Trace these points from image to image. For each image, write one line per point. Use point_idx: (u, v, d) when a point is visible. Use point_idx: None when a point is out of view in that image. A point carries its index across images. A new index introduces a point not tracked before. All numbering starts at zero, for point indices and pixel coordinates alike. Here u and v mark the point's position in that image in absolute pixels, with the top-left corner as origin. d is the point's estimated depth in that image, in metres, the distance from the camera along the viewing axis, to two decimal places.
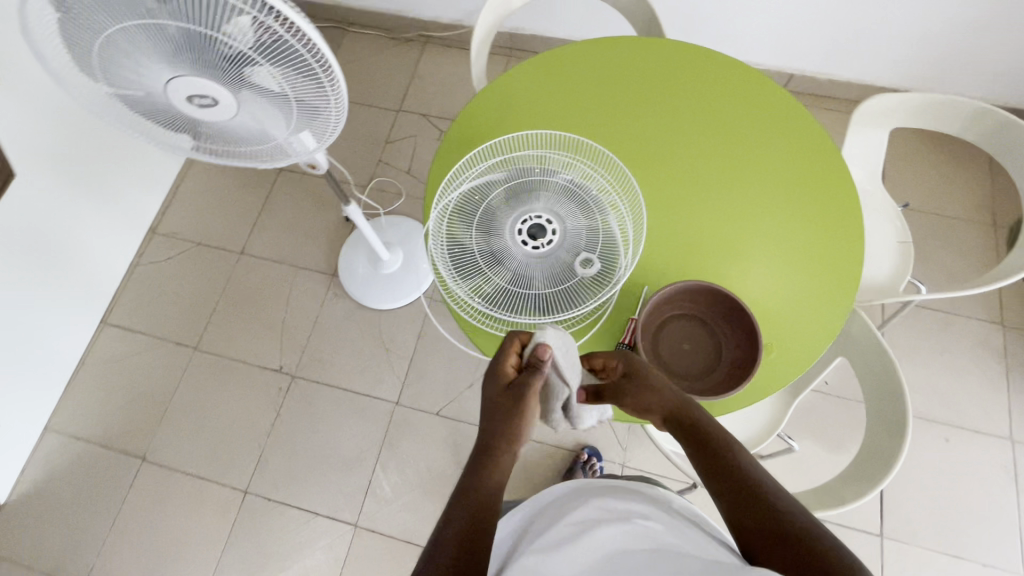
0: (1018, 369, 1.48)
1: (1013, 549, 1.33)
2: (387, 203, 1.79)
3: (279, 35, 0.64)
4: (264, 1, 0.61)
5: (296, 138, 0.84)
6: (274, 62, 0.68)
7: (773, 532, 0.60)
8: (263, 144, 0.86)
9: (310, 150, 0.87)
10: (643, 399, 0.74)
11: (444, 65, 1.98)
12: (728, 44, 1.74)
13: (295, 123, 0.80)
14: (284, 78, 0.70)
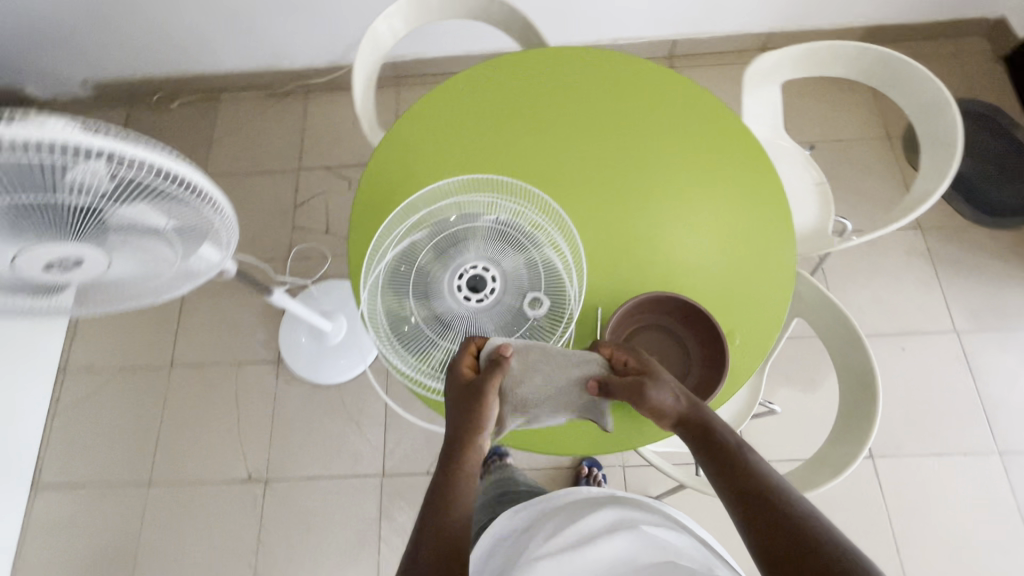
0: (943, 264, 1.59)
1: (983, 431, 1.43)
2: (315, 269, 1.69)
3: (136, 175, 0.57)
4: (106, 147, 0.53)
5: (190, 264, 0.76)
6: (139, 201, 0.60)
7: (788, 532, 0.58)
8: (153, 281, 0.76)
9: (209, 269, 0.79)
10: (656, 401, 0.71)
11: (334, 110, 1.88)
12: (609, 25, 1.75)
13: (183, 250, 0.72)
14: (156, 212, 0.62)
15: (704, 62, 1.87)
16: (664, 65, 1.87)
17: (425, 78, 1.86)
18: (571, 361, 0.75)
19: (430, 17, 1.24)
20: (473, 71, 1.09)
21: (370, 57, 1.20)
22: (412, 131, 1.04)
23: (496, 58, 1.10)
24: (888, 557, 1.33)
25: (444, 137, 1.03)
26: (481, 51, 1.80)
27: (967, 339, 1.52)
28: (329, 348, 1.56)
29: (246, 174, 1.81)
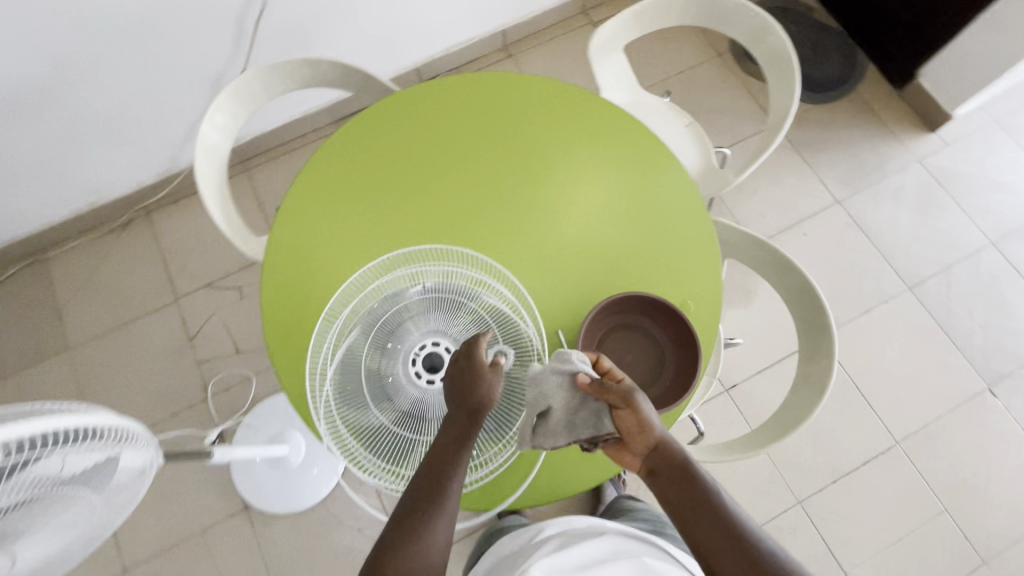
0: (806, 149, 1.76)
1: (892, 275, 1.62)
2: (243, 395, 1.52)
3: (26, 452, 0.47)
4: None
5: (114, 496, 0.65)
6: (40, 476, 0.50)
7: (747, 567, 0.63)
8: (76, 541, 0.64)
9: (134, 488, 0.68)
10: (643, 423, 0.68)
11: (187, 221, 1.68)
12: (437, 37, 1.71)
13: (103, 490, 0.61)
14: (62, 474, 0.53)
15: (538, 41, 1.90)
16: (502, 57, 1.87)
17: (274, 153, 1.72)
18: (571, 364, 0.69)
19: (256, 100, 1.11)
20: (330, 142, 1.01)
21: (207, 168, 1.05)
22: (294, 231, 0.96)
23: (348, 121, 1.03)
24: (866, 415, 1.48)
25: (332, 224, 0.96)
26: (321, 106, 1.69)
27: (849, 204, 1.70)
28: (295, 471, 1.42)
29: (118, 329, 1.58)
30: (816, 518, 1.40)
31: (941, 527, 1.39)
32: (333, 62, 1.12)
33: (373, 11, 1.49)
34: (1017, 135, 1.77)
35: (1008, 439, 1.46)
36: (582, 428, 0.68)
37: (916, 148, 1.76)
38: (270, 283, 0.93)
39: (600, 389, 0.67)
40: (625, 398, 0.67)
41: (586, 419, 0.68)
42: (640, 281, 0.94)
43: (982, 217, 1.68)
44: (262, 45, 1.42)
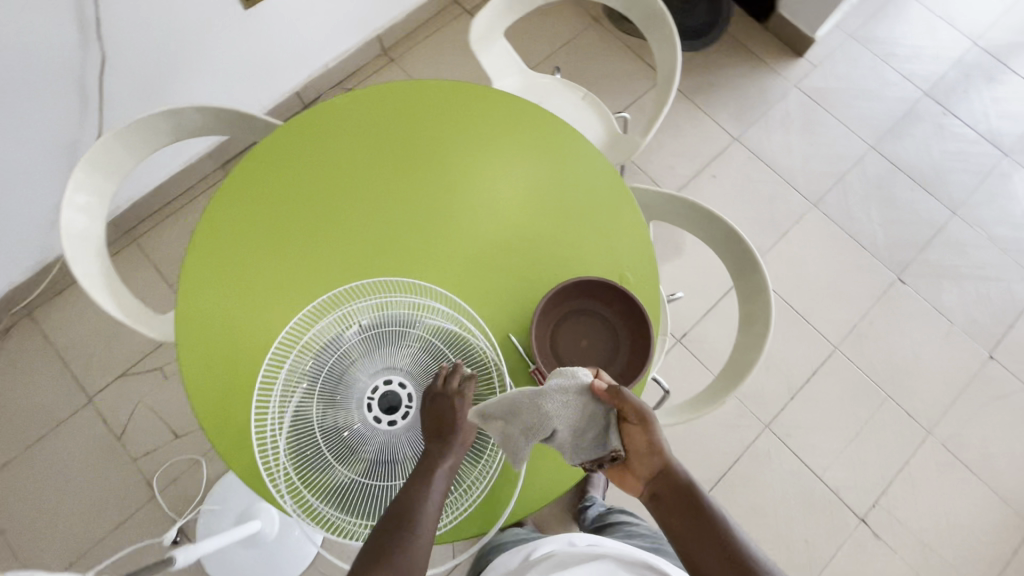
0: (696, 96, 1.83)
1: (797, 197, 1.73)
2: (195, 482, 1.39)
3: None
4: None
5: None
6: None
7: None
8: None
9: None
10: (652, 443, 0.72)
11: (79, 311, 1.50)
12: (310, 55, 1.61)
13: None
14: None
15: (417, 39, 1.83)
16: (384, 62, 1.80)
17: (161, 215, 1.57)
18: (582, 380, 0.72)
19: (120, 169, 0.99)
20: (220, 193, 0.92)
21: (83, 258, 0.93)
22: (204, 299, 0.87)
23: (235, 166, 0.94)
24: (805, 330, 1.59)
25: (244, 283, 0.88)
26: (201, 153, 1.55)
27: (745, 140, 1.79)
28: (274, 544, 1.33)
29: (30, 449, 1.40)
30: (784, 436, 1.49)
31: (888, 412, 1.53)
32: (200, 108, 1.01)
33: (231, 41, 1.37)
34: (871, 45, 1.93)
35: (924, 319, 1.62)
36: (588, 445, 0.71)
37: (791, 74, 1.88)
38: (190, 362, 0.85)
39: (617, 401, 0.70)
40: (639, 413, 0.70)
41: (594, 436, 0.71)
42: (574, 264, 0.94)
43: (859, 126, 1.83)
44: (113, 102, 1.27)
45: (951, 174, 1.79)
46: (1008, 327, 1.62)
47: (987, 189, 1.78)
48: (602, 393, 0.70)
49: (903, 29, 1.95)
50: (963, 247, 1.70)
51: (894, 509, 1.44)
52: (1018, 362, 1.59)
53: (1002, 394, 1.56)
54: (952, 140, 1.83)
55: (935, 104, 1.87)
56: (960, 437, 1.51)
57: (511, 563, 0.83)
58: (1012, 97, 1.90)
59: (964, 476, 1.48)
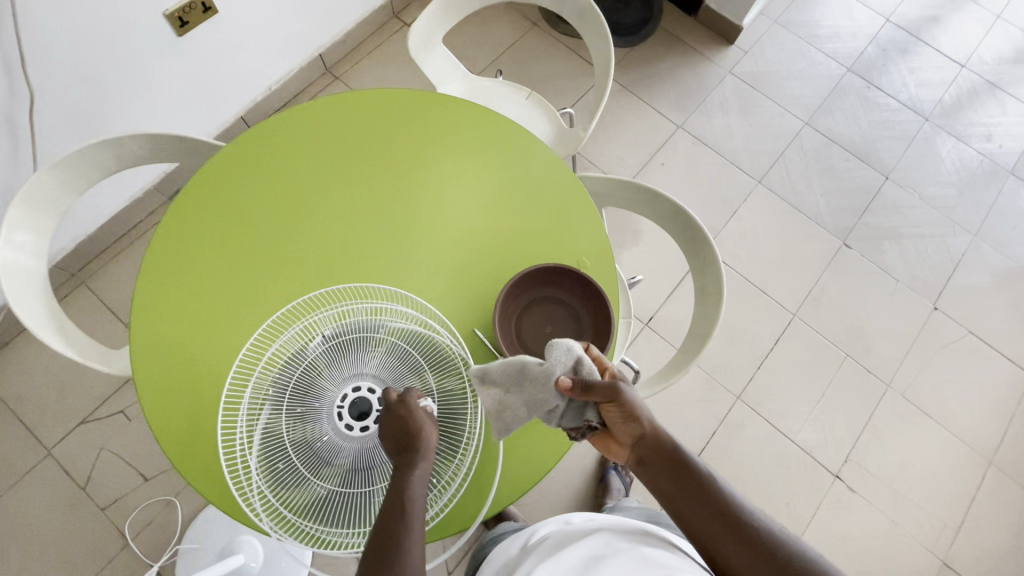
0: (638, 89, 1.90)
1: (743, 176, 1.81)
2: (171, 524, 1.34)
3: None
4: None
5: None
6: None
7: (738, 540, 0.65)
8: None
9: None
10: (630, 413, 0.72)
11: (28, 361, 1.43)
12: (252, 79, 1.60)
13: None
14: None
15: (360, 56, 1.84)
16: (329, 81, 1.80)
17: (110, 253, 1.52)
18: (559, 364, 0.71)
19: (59, 205, 0.96)
20: (166, 219, 0.91)
21: (28, 299, 0.90)
22: (159, 328, 0.85)
23: (181, 190, 0.93)
24: (764, 301, 1.66)
25: (200, 307, 0.86)
26: (147, 185, 1.51)
27: (689, 126, 1.86)
28: None
29: None
30: (755, 404, 1.54)
31: (849, 370, 1.60)
32: (138, 136, 0.99)
33: (166, 70, 1.35)
34: (795, 29, 2.04)
35: (872, 279, 1.71)
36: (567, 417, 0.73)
37: (724, 61, 1.97)
38: (151, 393, 0.82)
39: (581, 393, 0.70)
40: (607, 396, 0.71)
41: (569, 411, 0.73)
42: (533, 254, 0.96)
43: (793, 105, 1.93)
44: (46, 140, 1.23)
45: (880, 142, 1.90)
46: (947, 278, 1.73)
47: (914, 153, 1.90)
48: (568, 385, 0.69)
49: (822, 11, 2.07)
50: (898, 208, 1.81)
51: (864, 463, 1.51)
52: (960, 310, 1.69)
53: (949, 341, 1.65)
54: (878, 110, 1.95)
55: (859, 79, 1.99)
56: (917, 386, 1.60)
57: (510, 547, 0.85)
58: (926, 67, 2.03)
59: (924, 422, 1.56)
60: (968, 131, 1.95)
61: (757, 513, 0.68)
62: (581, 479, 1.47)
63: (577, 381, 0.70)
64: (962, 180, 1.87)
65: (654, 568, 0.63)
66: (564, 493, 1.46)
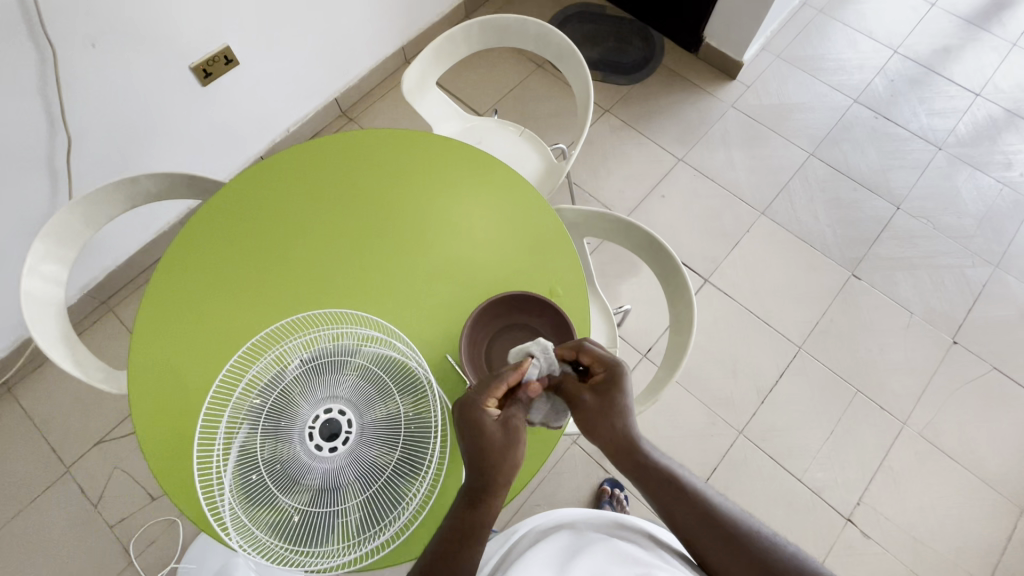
0: (638, 124, 1.94)
1: (744, 207, 1.80)
2: (173, 545, 1.39)
3: None
4: None
5: None
6: None
7: (724, 545, 0.64)
8: None
9: None
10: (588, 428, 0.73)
11: (55, 382, 1.53)
12: (271, 122, 1.73)
13: None
14: None
15: (373, 99, 1.97)
16: (344, 122, 1.93)
17: (136, 283, 1.64)
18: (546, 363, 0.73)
19: (80, 238, 1.06)
20: (170, 249, 0.98)
21: (44, 324, 0.99)
22: (160, 352, 0.92)
23: (187, 223, 1.01)
24: (767, 334, 1.62)
25: (198, 332, 0.93)
26: (171, 220, 1.63)
27: (689, 159, 1.89)
28: None
29: (7, 524, 1.40)
30: (759, 440, 1.49)
31: (860, 406, 1.53)
32: (152, 175, 1.10)
33: (193, 115, 1.49)
34: (798, 64, 2.06)
35: (882, 311, 1.65)
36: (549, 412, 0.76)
37: (725, 96, 2.00)
38: (142, 411, 0.88)
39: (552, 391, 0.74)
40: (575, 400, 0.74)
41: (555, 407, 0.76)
42: (507, 283, 0.99)
43: (797, 136, 1.93)
44: (81, 178, 1.36)
45: (891, 171, 1.87)
46: (966, 311, 1.65)
47: (927, 182, 1.85)
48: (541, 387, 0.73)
49: (826, 45, 2.09)
50: (911, 238, 1.76)
51: (879, 505, 1.43)
52: (981, 345, 1.61)
53: (971, 378, 1.57)
54: (888, 140, 1.92)
55: (866, 110, 1.97)
56: (936, 425, 1.51)
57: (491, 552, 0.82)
58: (938, 96, 2.01)
59: (945, 464, 1.47)
60: (987, 160, 1.89)
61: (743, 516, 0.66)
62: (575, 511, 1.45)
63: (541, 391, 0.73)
64: (981, 210, 1.81)
65: (631, 559, 0.59)
66: None
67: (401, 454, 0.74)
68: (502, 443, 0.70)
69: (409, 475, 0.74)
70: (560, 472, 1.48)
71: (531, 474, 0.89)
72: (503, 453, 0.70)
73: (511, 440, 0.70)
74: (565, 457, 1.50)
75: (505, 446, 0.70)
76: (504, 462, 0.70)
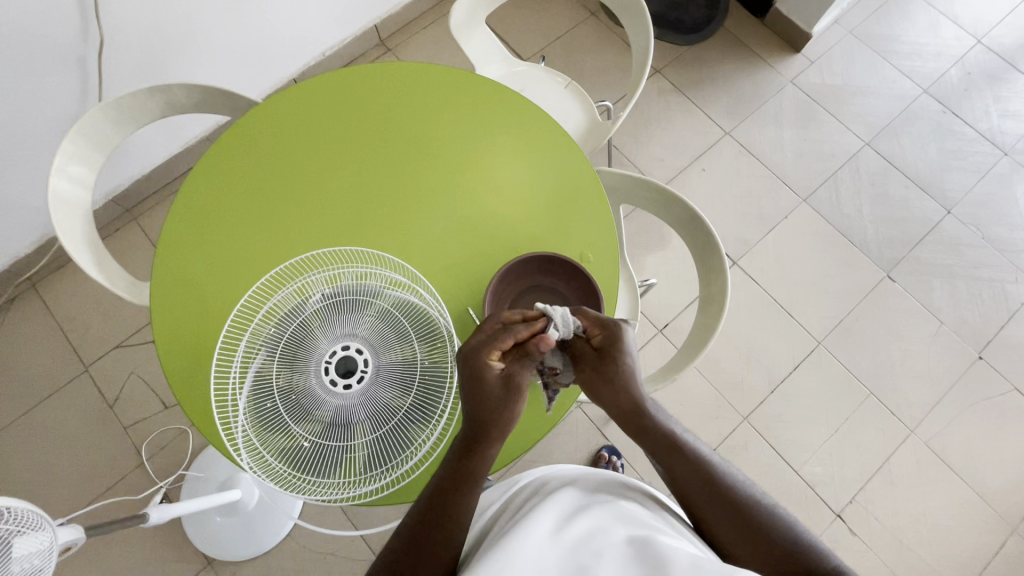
0: (688, 89, 1.84)
1: (786, 192, 1.72)
2: (181, 452, 1.44)
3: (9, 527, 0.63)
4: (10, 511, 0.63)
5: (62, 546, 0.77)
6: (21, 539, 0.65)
7: (724, 510, 0.64)
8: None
9: (74, 536, 0.79)
10: (592, 387, 0.70)
11: (78, 283, 1.56)
12: (307, 43, 1.65)
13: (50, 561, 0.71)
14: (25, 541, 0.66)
15: (414, 30, 1.87)
16: (382, 52, 1.84)
17: (161, 195, 1.63)
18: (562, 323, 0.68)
19: (109, 142, 1.04)
20: (200, 164, 0.96)
21: (71, 225, 0.99)
22: (181, 270, 0.91)
23: (217, 139, 0.98)
24: (788, 324, 1.59)
25: (221, 254, 0.92)
26: (199, 135, 1.60)
27: (737, 134, 1.79)
28: (252, 516, 1.35)
29: (30, 412, 1.46)
30: (762, 429, 1.49)
31: (870, 408, 1.52)
32: (185, 86, 1.06)
33: (228, 26, 1.42)
34: (870, 42, 1.91)
35: (911, 317, 1.61)
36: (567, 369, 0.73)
37: (787, 70, 1.87)
38: (163, 325, 0.89)
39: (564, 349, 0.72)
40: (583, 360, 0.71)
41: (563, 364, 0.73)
42: (539, 242, 0.97)
43: (855, 123, 1.81)
44: (112, 80, 1.32)
45: (949, 173, 1.76)
46: (998, 328, 1.60)
47: (985, 188, 1.75)
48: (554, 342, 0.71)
49: (903, 26, 1.93)
50: (956, 245, 1.68)
51: (871, 506, 1.44)
52: (1007, 364, 1.57)
53: (990, 395, 1.53)
54: (951, 138, 1.80)
55: (934, 103, 1.84)
56: (944, 436, 1.50)
57: (491, 497, 0.80)
58: (1016, 97, 1.86)
59: (946, 476, 1.46)
60: None
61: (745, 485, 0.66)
62: None
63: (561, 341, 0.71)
64: None
65: (634, 523, 0.55)
66: None
67: (415, 400, 0.74)
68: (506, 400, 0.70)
69: (420, 421, 0.74)
70: (560, 433, 1.50)
71: (535, 441, 0.89)
72: (502, 410, 0.70)
73: (510, 399, 0.70)
74: (568, 419, 1.51)
75: (504, 402, 0.70)
76: (500, 422, 0.70)
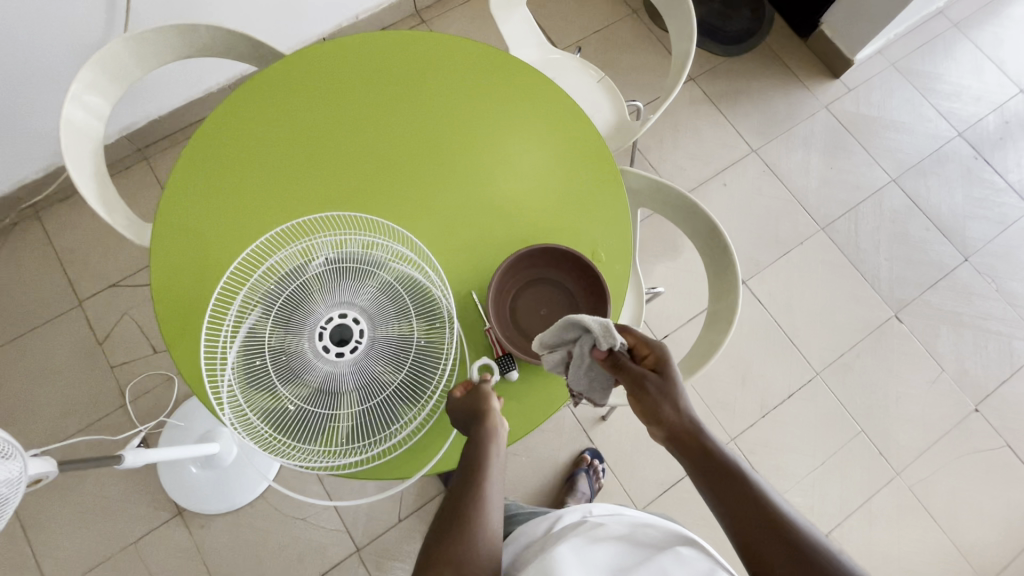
0: (720, 101, 1.80)
1: (804, 218, 1.70)
2: (164, 398, 1.43)
3: None
4: None
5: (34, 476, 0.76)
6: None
7: (783, 551, 0.56)
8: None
9: (48, 467, 0.78)
10: (650, 413, 0.67)
11: (81, 217, 1.54)
12: (340, 4, 1.62)
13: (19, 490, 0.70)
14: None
15: (451, 5, 1.84)
16: (416, 23, 1.81)
17: (175, 138, 1.60)
18: (609, 334, 0.67)
19: (128, 75, 1.02)
20: (216, 111, 0.94)
21: (80, 154, 0.96)
22: (185, 216, 0.89)
23: (238, 88, 0.96)
24: (788, 351, 1.57)
25: (227, 204, 0.90)
26: (221, 83, 1.57)
27: (763, 153, 1.76)
28: (228, 472, 1.34)
29: (19, 339, 1.45)
30: (748, 452, 1.48)
31: (859, 446, 1.50)
32: (212, 28, 1.03)
33: None
34: (911, 77, 1.87)
35: (913, 360, 1.58)
36: (596, 387, 0.74)
37: (822, 94, 1.84)
38: (161, 270, 0.87)
39: (614, 367, 0.70)
40: (635, 381, 0.68)
41: (604, 379, 0.73)
42: (552, 234, 0.94)
43: (884, 157, 1.78)
44: (139, 14, 1.30)
45: (971, 221, 1.73)
46: (999, 383, 1.58)
47: (1006, 240, 1.72)
48: (602, 357, 0.70)
49: (947, 65, 1.89)
50: (968, 294, 1.66)
51: (845, 543, 1.43)
52: (1002, 419, 1.55)
53: (980, 449, 1.52)
54: (979, 186, 1.77)
55: (967, 147, 1.81)
56: (928, 483, 1.48)
57: (532, 530, 0.80)
58: None
59: (925, 522, 1.45)
60: None
61: (796, 514, 0.58)
62: (552, 468, 1.46)
63: (609, 356, 0.70)
64: None
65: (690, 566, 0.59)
66: (531, 477, 1.45)
67: (407, 377, 0.72)
68: (494, 414, 0.72)
69: (408, 400, 0.72)
70: (546, 430, 1.49)
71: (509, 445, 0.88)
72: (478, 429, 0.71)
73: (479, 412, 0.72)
74: (556, 417, 1.50)
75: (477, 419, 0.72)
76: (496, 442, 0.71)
